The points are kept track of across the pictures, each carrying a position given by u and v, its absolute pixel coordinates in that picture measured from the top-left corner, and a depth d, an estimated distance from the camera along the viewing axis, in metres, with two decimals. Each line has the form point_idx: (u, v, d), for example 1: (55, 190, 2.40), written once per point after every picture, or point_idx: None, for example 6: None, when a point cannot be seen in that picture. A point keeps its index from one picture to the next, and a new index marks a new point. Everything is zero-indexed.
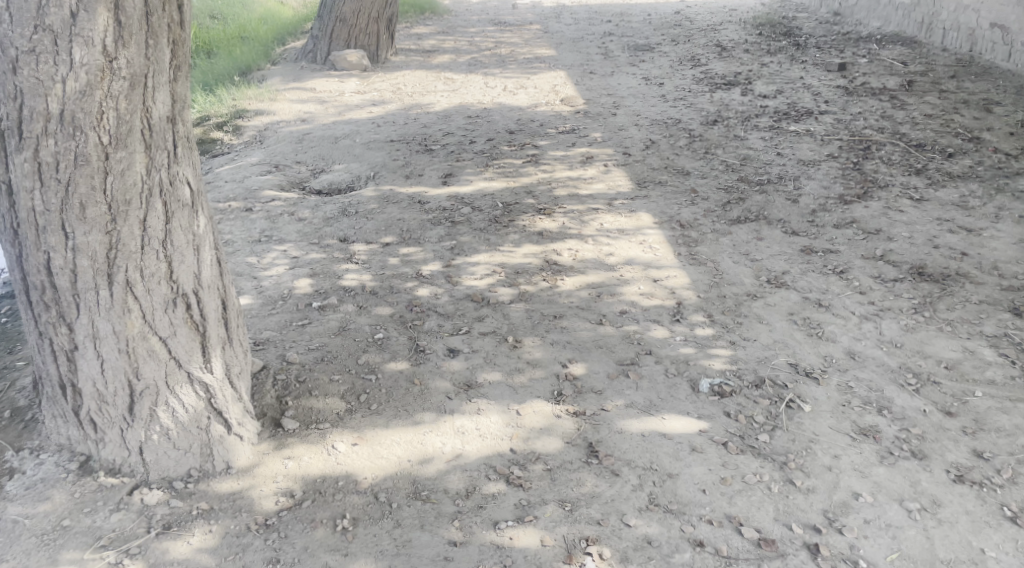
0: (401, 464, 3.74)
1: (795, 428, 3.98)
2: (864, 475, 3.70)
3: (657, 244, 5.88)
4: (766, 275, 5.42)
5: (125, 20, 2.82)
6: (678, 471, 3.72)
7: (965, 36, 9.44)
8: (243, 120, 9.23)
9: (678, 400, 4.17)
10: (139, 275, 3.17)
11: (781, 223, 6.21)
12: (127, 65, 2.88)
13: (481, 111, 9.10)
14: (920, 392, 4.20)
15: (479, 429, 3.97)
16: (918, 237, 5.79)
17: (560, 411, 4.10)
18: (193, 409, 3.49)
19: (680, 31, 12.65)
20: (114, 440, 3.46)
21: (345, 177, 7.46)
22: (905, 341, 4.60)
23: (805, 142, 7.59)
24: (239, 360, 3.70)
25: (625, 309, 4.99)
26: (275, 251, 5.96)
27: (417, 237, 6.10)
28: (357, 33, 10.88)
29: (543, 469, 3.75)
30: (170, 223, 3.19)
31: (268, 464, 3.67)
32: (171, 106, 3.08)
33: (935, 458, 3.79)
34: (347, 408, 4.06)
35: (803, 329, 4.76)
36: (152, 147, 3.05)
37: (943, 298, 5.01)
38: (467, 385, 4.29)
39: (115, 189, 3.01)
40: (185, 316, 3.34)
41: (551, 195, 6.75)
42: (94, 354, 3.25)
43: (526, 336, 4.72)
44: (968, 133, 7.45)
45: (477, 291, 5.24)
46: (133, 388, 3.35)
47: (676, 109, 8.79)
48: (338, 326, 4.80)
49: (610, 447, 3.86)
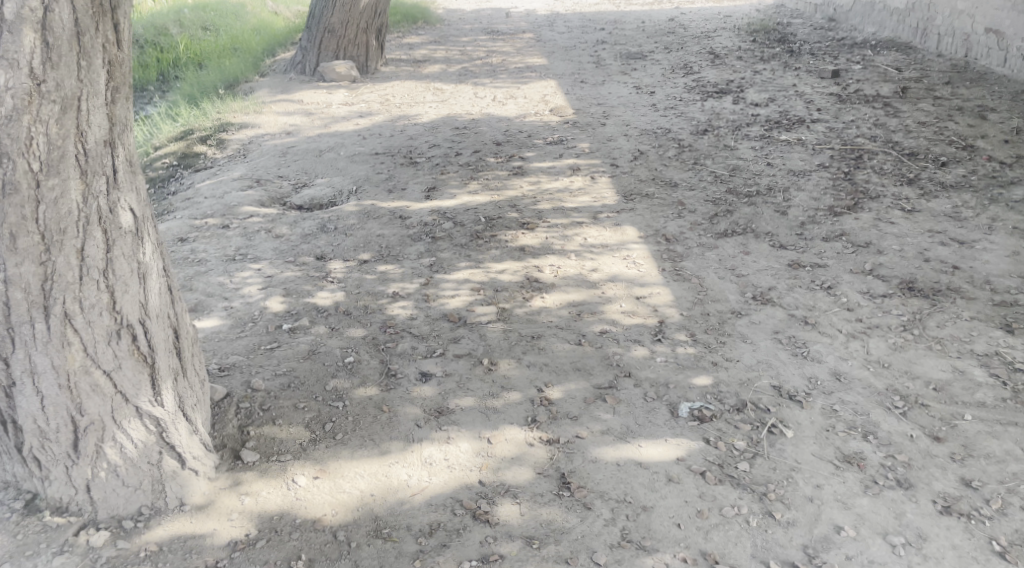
0: (364, 498, 3.61)
1: (776, 455, 3.82)
2: (847, 507, 3.54)
3: (641, 260, 5.72)
4: (752, 291, 5.26)
5: (54, 42, 2.75)
6: (653, 503, 3.56)
7: (960, 41, 9.30)
8: (227, 133, 9.09)
9: (656, 426, 4.01)
10: (78, 306, 3.08)
11: (769, 236, 6.05)
12: (56, 88, 2.80)
13: (469, 123, 8.94)
14: (908, 415, 4.03)
15: (447, 459, 3.82)
16: (908, 250, 5.63)
17: (533, 439, 3.94)
18: (142, 443, 3.41)
19: (673, 38, 12.50)
20: (60, 478, 3.36)
21: (328, 192, 7.30)
22: (893, 361, 4.44)
23: (796, 151, 7.44)
24: (193, 391, 3.62)
25: (605, 329, 4.83)
26: (250, 269, 5.81)
27: (396, 253, 5.95)
28: (346, 44, 10.75)
29: (512, 503, 3.60)
30: (111, 253, 3.11)
31: (224, 500, 3.56)
32: (108, 129, 3.00)
33: (922, 488, 3.63)
34: (311, 438, 3.92)
35: (788, 348, 4.60)
36: (88, 173, 2.97)
37: (933, 315, 4.85)
38: (438, 412, 4.13)
39: (48, 218, 2.92)
40: (130, 347, 3.25)
41: (535, 209, 6.59)
42: (34, 390, 3.14)
43: (502, 358, 4.56)
44: (962, 140, 7.30)
45: (454, 311, 5.09)
46: (77, 425, 3.26)
47: (666, 118, 8.65)
48: (308, 349, 4.63)
49: (583, 478, 3.71)
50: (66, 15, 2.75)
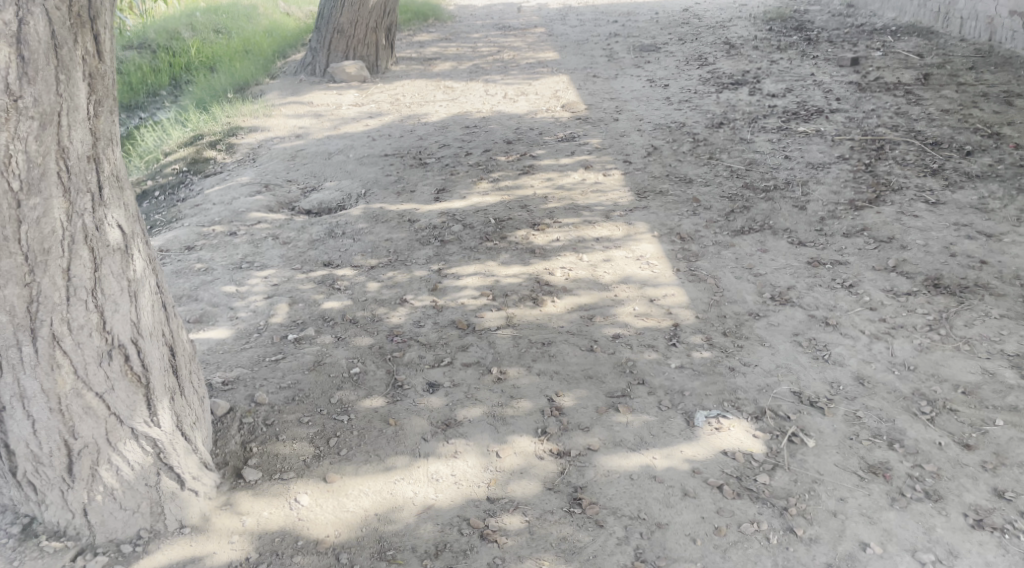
0: (368, 518, 3.52)
1: (798, 466, 3.66)
2: (873, 522, 3.38)
3: (655, 260, 5.56)
4: (770, 291, 5.08)
5: (29, 55, 2.72)
6: (668, 520, 3.43)
7: (984, 25, 9.06)
8: (237, 137, 8.98)
9: (671, 436, 3.86)
10: (66, 328, 3.04)
11: (788, 233, 5.88)
12: (34, 103, 2.77)
13: (479, 121, 8.80)
14: (935, 421, 3.86)
15: (454, 475, 3.72)
16: (933, 244, 5.44)
17: (542, 451, 3.83)
18: (139, 465, 3.32)
19: (686, 29, 12.25)
20: (56, 502, 3.28)
21: (336, 195, 7.16)
22: (919, 363, 4.26)
23: (814, 143, 7.24)
24: (192, 409, 3.54)
25: (618, 333, 4.68)
26: (257, 277, 5.69)
27: (404, 258, 5.82)
28: (356, 44, 10.60)
29: (520, 520, 3.49)
30: (100, 271, 3.07)
31: (225, 522, 3.49)
32: (92, 144, 2.98)
33: (952, 500, 3.46)
34: (315, 454, 3.81)
35: (808, 351, 4.44)
36: (71, 191, 2.95)
37: (961, 313, 4.66)
38: (445, 424, 4.01)
39: (31, 239, 2.89)
40: (123, 367, 3.19)
41: (545, 208, 6.44)
42: (24, 414, 3.09)
43: (511, 366, 4.42)
44: (987, 128, 7.06)
45: (462, 318, 4.94)
46: (70, 448, 3.19)
47: (680, 112, 8.47)
48: (313, 360, 4.51)
49: (595, 493, 3.58)
50: (42, 28, 2.72)
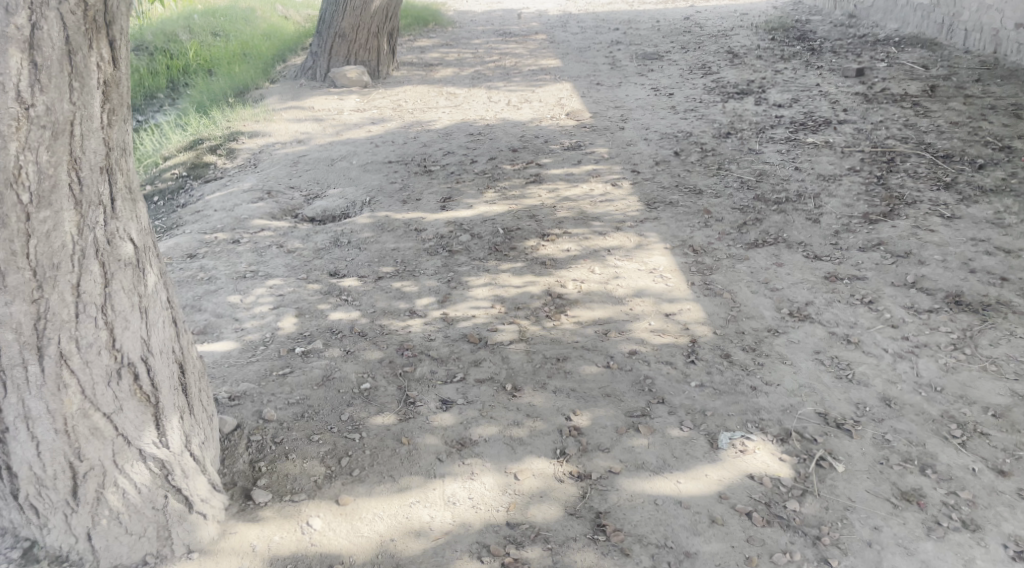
0: (384, 543, 3.40)
1: (828, 493, 3.56)
2: (910, 553, 3.28)
3: (668, 273, 5.45)
4: (788, 306, 4.98)
5: (43, 61, 2.60)
6: (696, 549, 3.33)
7: (989, 37, 8.99)
8: (237, 142, 8.84)
9: (695, 458, 3.75)
10: (75, 346, 2.91)
11: (802, 246, 5.77)
12: (46, 112, 2.65)
13: (483, 128, 8.68)
14: (967, 445, 3.76)
15: (472, 497, 3.59)
16: (952, 260, 5.34)
17: (563, 473, 3.71)
18: (146, 487, 3.18)
19: (689, 38, 12.16)
20: (58, 525, 3.14)
21: (340, 203, 7.03)
22: (946, 384, 4.16)
23: (824, 155, 7.14)
24: (200, 428, 3.41)
25: (635, 349, 4.55)
26: (262, 287, 5.56)
27: (412, 268, 5.69)
28: (357, 49, 10.46)
29: (544, 547, 3.37)
30: (110, 286, 2.95)
31: (235, 546, 3.36)
32: (105, 154, 2.86)
33: (990, 530, 3.36)
34: (327, 474, 3.68)
35: (831, 370, 4.33)
36: (83, 203, 2.82)
37: (985, 331, 4.57)
38: (460, 443, 3.88)
39: (40, 252, 2.77)
40: (132, 387, 3.06)
41: (554, 218, 6.33)
42: (28, 436, 2.95)
43: (526, 383, 4.30)
44: (998, 141, 6.98)
45: (474, 331, 4.81)
46: (75, 471, 3.05)
47: (687, 120, 8.37)
48: (321, 375, 4.37)
49: (619, 520, 3.46)
50: (55, 33, 2.60)
